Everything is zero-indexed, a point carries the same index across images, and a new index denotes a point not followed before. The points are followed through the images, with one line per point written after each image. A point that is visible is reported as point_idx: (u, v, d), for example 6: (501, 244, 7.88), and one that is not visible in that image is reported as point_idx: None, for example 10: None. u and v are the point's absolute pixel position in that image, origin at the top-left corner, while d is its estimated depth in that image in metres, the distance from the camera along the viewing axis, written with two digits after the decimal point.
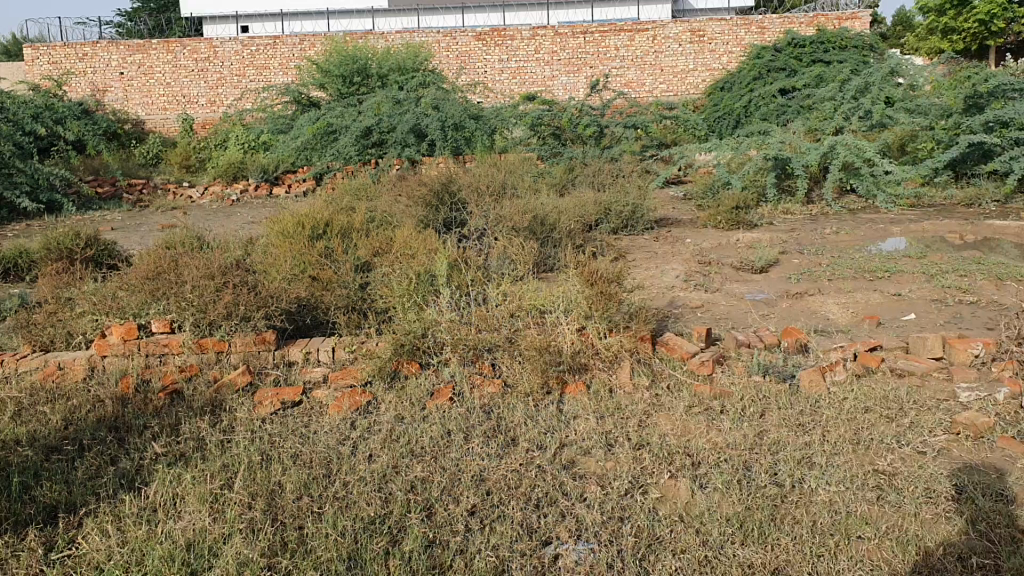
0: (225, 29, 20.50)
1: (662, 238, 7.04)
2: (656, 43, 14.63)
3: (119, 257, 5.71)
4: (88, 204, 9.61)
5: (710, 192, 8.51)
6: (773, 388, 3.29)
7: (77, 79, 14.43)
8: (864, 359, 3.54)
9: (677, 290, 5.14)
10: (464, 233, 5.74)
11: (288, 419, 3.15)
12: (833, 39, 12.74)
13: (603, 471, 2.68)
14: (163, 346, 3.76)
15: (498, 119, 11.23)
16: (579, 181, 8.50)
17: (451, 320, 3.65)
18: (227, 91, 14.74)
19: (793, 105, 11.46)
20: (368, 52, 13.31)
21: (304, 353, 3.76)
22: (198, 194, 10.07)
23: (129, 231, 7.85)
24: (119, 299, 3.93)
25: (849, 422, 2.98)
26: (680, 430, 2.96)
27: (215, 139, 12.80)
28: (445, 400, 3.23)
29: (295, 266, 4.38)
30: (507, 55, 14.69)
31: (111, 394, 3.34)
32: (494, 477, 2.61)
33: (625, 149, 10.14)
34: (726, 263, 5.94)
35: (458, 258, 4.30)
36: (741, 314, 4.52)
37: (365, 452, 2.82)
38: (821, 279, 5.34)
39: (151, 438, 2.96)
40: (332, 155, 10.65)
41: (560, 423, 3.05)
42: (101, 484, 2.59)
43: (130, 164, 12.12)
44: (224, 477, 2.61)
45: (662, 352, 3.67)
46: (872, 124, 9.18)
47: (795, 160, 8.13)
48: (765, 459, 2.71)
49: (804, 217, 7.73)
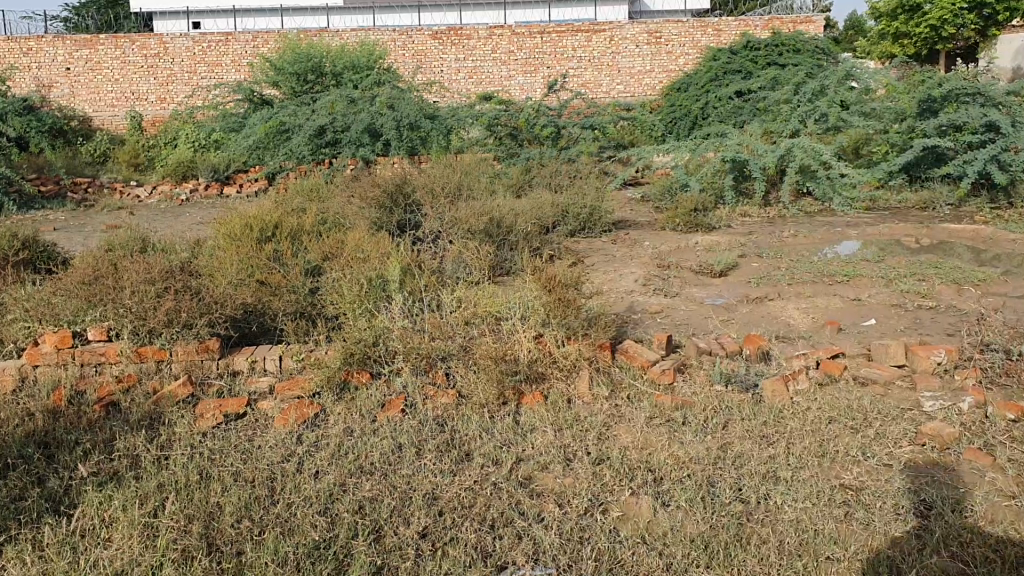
0: (176, 25, 20.01)
1: (619, 241, 6.95)
2: (613, 44, 14.58)
3: (59, 260, 5.49)
4: (30, 203, 9.30)
5: (669, 194, 8.47)
6: (736, 398, 3.20)
7: (21, 74, 13.99)
8: (827, 367, 3.47)
9: (636, 295, 5.04)
10: (418, 236, 5.60)
11: (231, 433, 2.99)
12: (789, 42, 12.77)
13: (562, 489, 2.56)
14: (98, 355, 3.57)
15: (454, 119, 11.08)
16: (537, 182, 8.40)
17: (403, 329, 3.50)
18: (177, 88, 14.40)
19: (748, 107, 11.46)
20: (323, 50, 13.09)
21: (250, 361, 3.59)
22: (146, 194, 9.79)
23: (72, 232, 7.57)
24: (53, 305, 3.73)
25: (814, 434, 2.89)
26: (642, 443, 2.86)
27: (165, 138, 12.48)
28: (396, 412, 3.09)
29: (242, 270, 4.22)
30: (464, 54, 14.52)
31: (41, 408, 3.15)
32: (447, 496, 2.49)
33: (583, 149, 10.05)
34: (684, 266, 5.86)
35: (412, 263, 4.15)
36: (701, 320, 4.44)
37: (311, 469, 2.67)
38: (781, 283, 5.28)
39: (82, 456, 2.78)
40: (285, 155, 10.43)
41: (517, 436, 2.93)
42: (25, 507, 2.42)
43: (75, 162, 11.76)
44: (159, 497, 2.46)
45: (622, 361, 3.56)
46: (827, 127, 9.18)
47: (752, 162, 8.10)
48: (729, 474, 2.61)
49: (762, 220, 7.69)
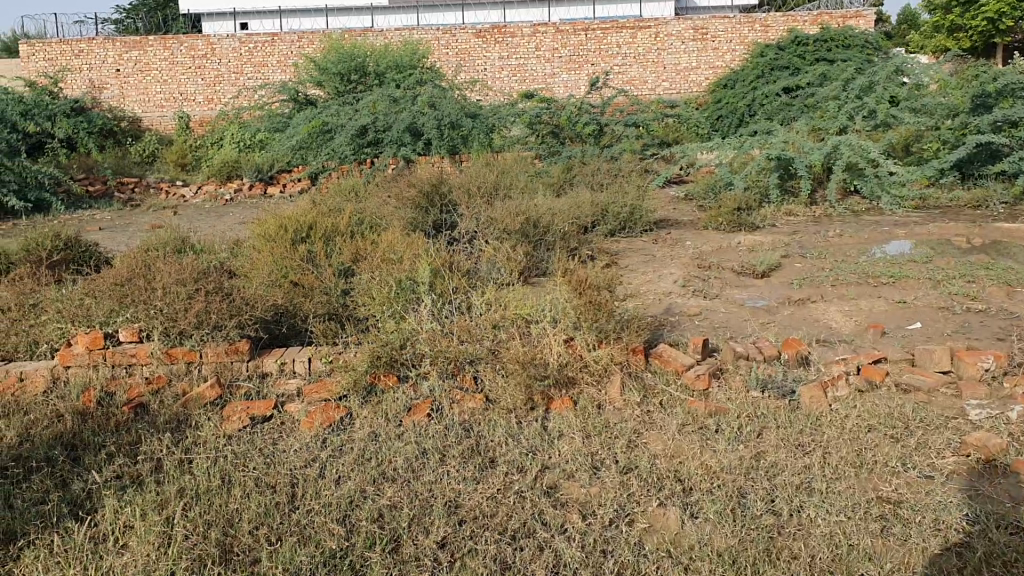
0: (223, 26, 20.18)
1: (661, 240, 6.85)
2: (658, 40, 14.43)
3: (100, 260, 5.54)
4: (78, 203, 9.43)
5: (712, 192, 8.33)
6: (771, 405, 3.10)
7: (73, 76, 14.23)
8: (868, 373, 3.35)
9: (674, 297, 4.95)
10: (454, 236, 5.56)
11: (256, 436, 2.96)
12: (838, 37, 12.50)
13: (587, 498, 2.49)
14: (130, 356, 3.58)
15: (496, 117, 11.02)
16: (578, 181, 8.31)
17: (432, 332, 3.46)
18: (224, 89, 14.53)
19: (796, 104, 11.25)
20: (367, 50, 13.11)
21: (279, 363, 3.57)
22: (191, 193, 9.88)
23: (117, 232, 7.65)
24: (86, 306, 3.74)
25: (852, 443, 2.79)
26: (672, 451, 2.78)
27: (212, 139, 12.60)
28: (422, 416, 3.04)
29: (274, 271, 4.21)
30: (508, 53, 14.46)
31: (71, 408, 3.16)
32: (469, 505, 2.43)
33: (626, 147, 9.92)
34: (726, 267, 5.74)
35: (444, 264, 4.11)
36: (739, 323, 4.33)
37: (333, 475, 2.63)
38: (825, 284, 5.14)
39: (106, 458, 2.78)
40: (327, 154, 10.45)
41: (544, 442, 2.86)
42: (46, 511, 2.41)
43: (123, 162, 11.92)
44: (178, 502, 2.44)
45: (656, 366, 3.47)
46: (877, 124, 8.96)
47: (798, 161, 7.93)
48: (761, 485, 2.52)
49: (808, 220, 7.52)
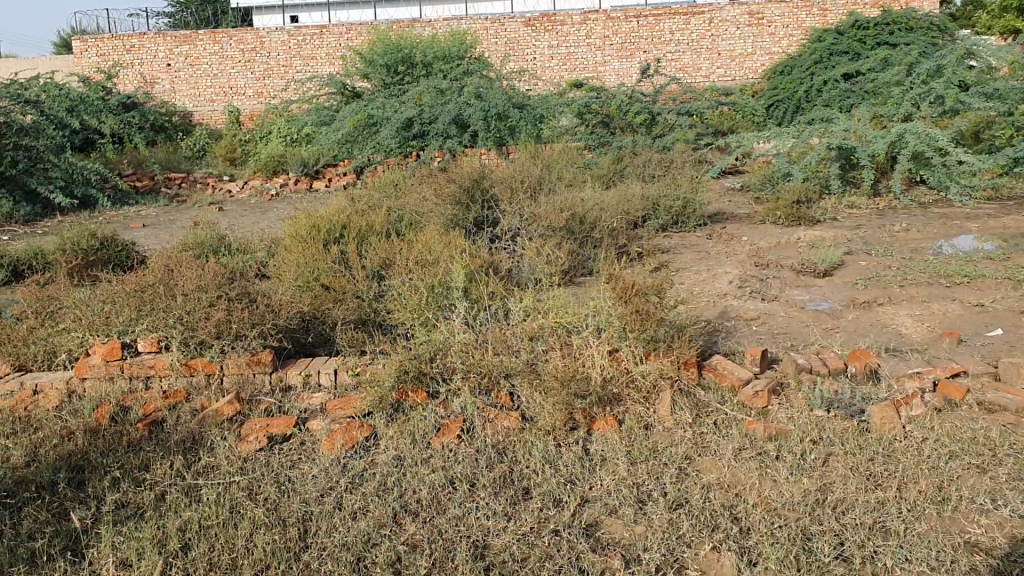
0: (273, 19, 20.05)
1: (716, 236, 6.49)
2: (712, 26, 13.98)
3: (135, 261, 5.37)
4: (124, 198, 9.33)
5: (770, 183, 7.94)
6: (839, 427, 2.79)
7: (126, 71, 14.27)
8: (947, 390, 3.02)
9: (729, 299, 4.62)
10: (497, 234, 5.28)
11: (273, 459, 2.74)
12: (901, 19, 11.91)
13: (630, 539, 2.24)
14: (148, 368, 3.38)
15: (545, 107, 10.70)
16: (628, 173, 7.98)
17: (465, 343, 3.20)
18: (273, 82, 14.36)
19: (857, 90, 10.76)
20: (413, 40, 12.87)
21: (303, 376, 3.36)
22: (237, 188, 9.75)
23: (160, 230, 7.53)
24: (105, 312, 3.54)
25: (932, 473, 2.48)
26: (728, 482, 2.50)
27: (260, 132, 12.48)
28: (453, 437, 2.79)
29: (304, 275, 4.01)
30: (558, 41, 14.11)
31: (82, 425, 2.96)
32: (498, 547, 2.21)
33: (679, 136, 9.53)
34: (785, 265, 5.39)
35: (481, 266, 3.85)
36: (801, 330, 4.00)
37: (351, 507, 2.41)
38: (894, 284, 4.77)
39: (111, 484, 2.58)
40: (373, 147, 10.21)
41: (583, 469, 2.60)
42: (38, 548, 2.23)
43: (173, 156, 11.85)
44: (180, 540, 2.25)
45: (709, 380, 3.17)
46: (944, 110, 8.48)
47: (861, 149, 7.51)
48: (830, 524, 2.23)
49: (872, 212, 7.11)
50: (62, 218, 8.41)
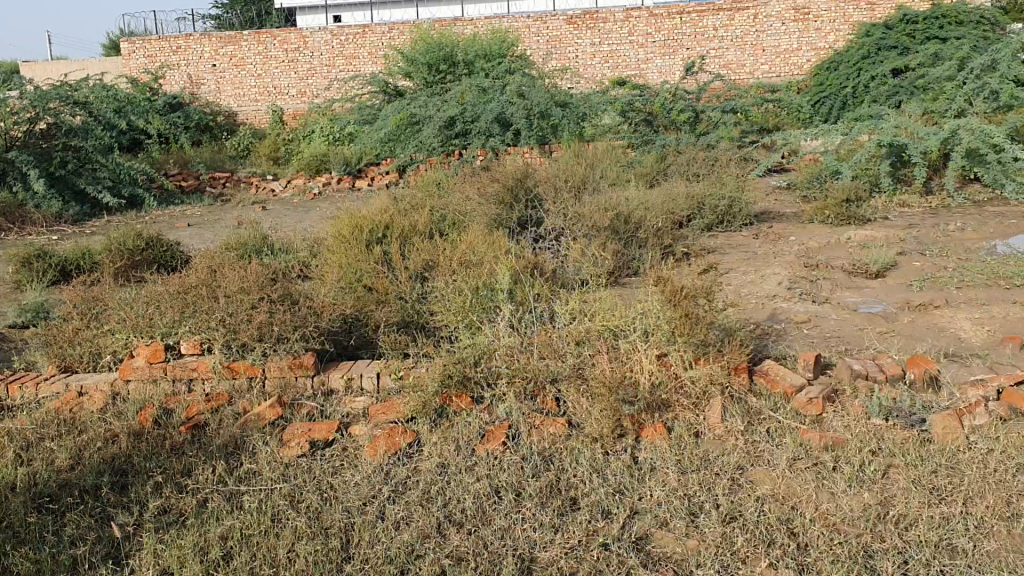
0: (315, 19, 20.16)
1: (762, 235, 6.37)
2: (757, 22, 13.77)
3: (180, 261, 5.37)
4: (170, 198, 9.40)
5: (817, 180, 7.77)
6: (898, 436, 2.68)
7: (172, 72, 14.41)
8: (1012, 399, 2.89)
9: (779, 301, 4.50)
10: (541, 234, 5.22)
11: (316, 465, 2.70)
12: (951, 13, 11.60)
13: (682, 555, 2.16)
14: (190, 370, 3.36)
15: (588, 106, 10.61)
16: (673, 172, 7.87)
17: (509, 347, 3.14)
18: (316, 82, 14.40)
19: (906, 86, 10.52)
20: (455, 38, 12.82)
21: (345, 379, 3.31)
22: (280, 187, 9.76)
23: (204, 230, 7.56)
24: (149, 314, 3.53)
25: (999, 487, 2.37)
26: (784, 493, 2.41)
27: (303, 132, 12.52)
28: (497, 444, 2.74)
29: (347, 277, 3.98)
30: (600, 38, 13.99)
31: (125, 427, 2.94)
32: (545, 561, 2.15)
33: (724, 133, 9.37)
34: (835, 265, 5.25)
35: (525, 267, 3.78)
36: (855, 334, 3.88)
37: (396, 516, 2.36)
38: (950, 286, 4.63)
39: (153, 489, 2.56)
40: (415, 146, 10.17)
41: (632, 479, 2.53)
42: (80, 556, 2.22)
43: (217, 156, 11.91)
44: (222, 549, 2.22)
45: (761, 386, 3.07)
46: (999, 105, 8.23)
47: (913, 147, 7.31)
48: (892, 541, 2.14)
49: (925, 211, 6.92)
50: (109, 217, 8.50)
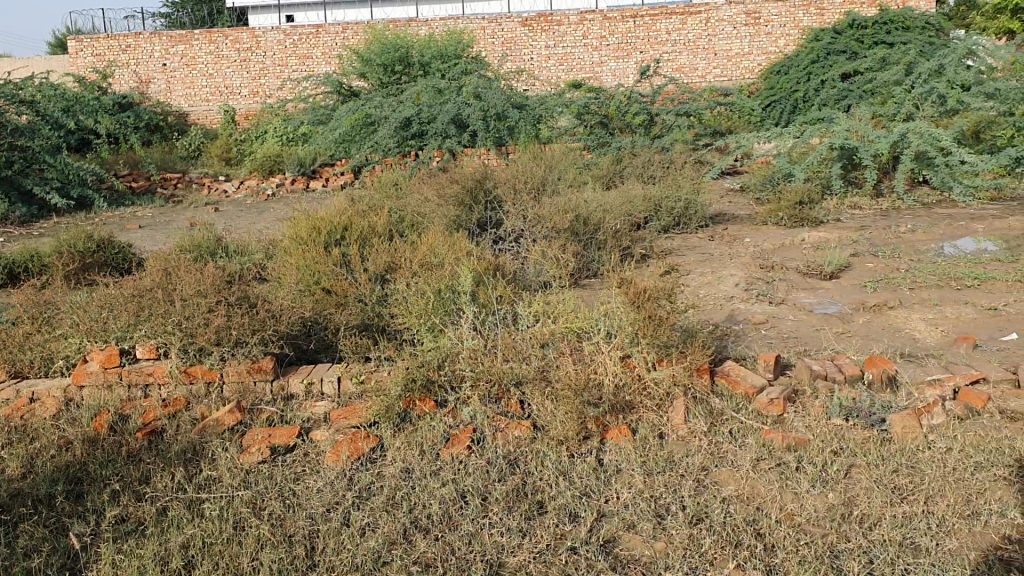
0: (268, 18, 19.95)
1: (718, 237, 6.42)
2: (709, 26, 13.90)
3: (134, 264, 5.27)
4: (120, 199, 9.23)
5: (771, 183, 7.86)
6: (859, 437, 2.72)
7: (121, 71, 14.16)
8: (967, 398, 2.94)
9: (736, 302, 4.55)
10: (500, 236, 5.21)
11: (278, 471, 2.66)
12: (898, 18, 11.79)
13: (650, 558, 2.16)
14: (146, 375, 3.29)
15: (543, 107, 10.62)
16: (628, 173, 7.91)
17: (474, 349, 3.12)
18: (269, 82, 14.23)
19: (855, 89, 10.68)
20: (409, 39, 12.75)
21: (306, 384, 3.27)
22: (233, 188, 9.63)
23: (157, 231, 7.43)
24: (103, 317, 3.44)
25: (959, 486, 2.40)
26: (750, 493, 2.43)
27: (256, 132, 12.36)
28: (462, 448, 2.72)
29: (306, 277, 3.92)
30: (555, 41, 14.04)
31: (79, 434, 2.87)
32: (513, 565, 2.14)
33: (678, 135, 9.44)
34: (790, 267, 5.31)
35: (486, 269, 3.77)
36: (813, 334, 3.93)
37: (361, 522, 2.33)
38: (902, 286, 4.70)
39: (111, 497, 2.50)
40: (370, 147, 10.09)
41: (598, 481, 2.52)
42: (35, 567, 2.16)
43: (168, 156, 11.72)
44: (183, 557, 2.17)
45: (723, 387, 3.09)
46: (946, 110, 8.38)
47: (863, 149, 7.42)
48: (857, 540, 2.16)
49: (875, 213, 7.03)
50: (57, 219, 8.32)
